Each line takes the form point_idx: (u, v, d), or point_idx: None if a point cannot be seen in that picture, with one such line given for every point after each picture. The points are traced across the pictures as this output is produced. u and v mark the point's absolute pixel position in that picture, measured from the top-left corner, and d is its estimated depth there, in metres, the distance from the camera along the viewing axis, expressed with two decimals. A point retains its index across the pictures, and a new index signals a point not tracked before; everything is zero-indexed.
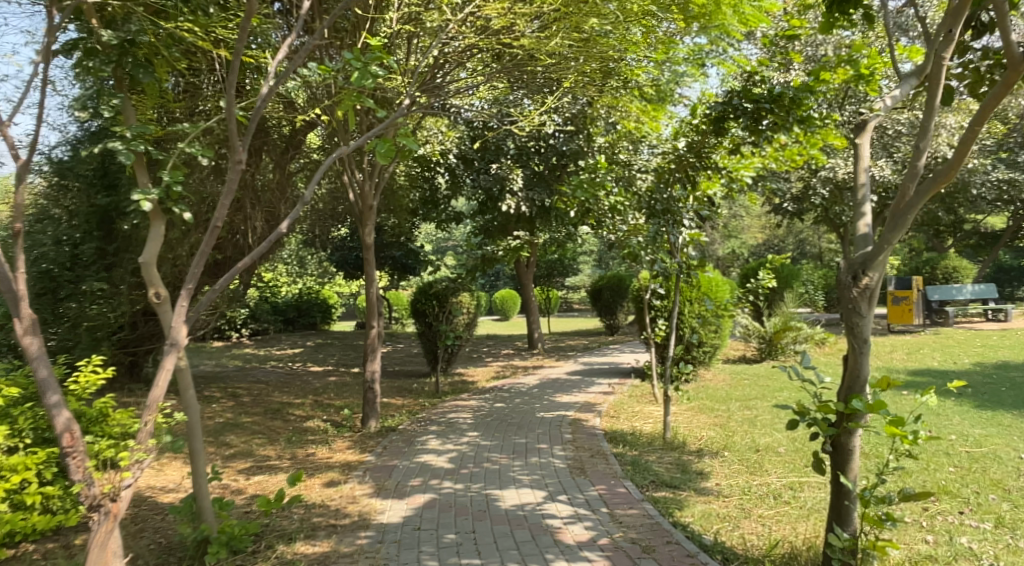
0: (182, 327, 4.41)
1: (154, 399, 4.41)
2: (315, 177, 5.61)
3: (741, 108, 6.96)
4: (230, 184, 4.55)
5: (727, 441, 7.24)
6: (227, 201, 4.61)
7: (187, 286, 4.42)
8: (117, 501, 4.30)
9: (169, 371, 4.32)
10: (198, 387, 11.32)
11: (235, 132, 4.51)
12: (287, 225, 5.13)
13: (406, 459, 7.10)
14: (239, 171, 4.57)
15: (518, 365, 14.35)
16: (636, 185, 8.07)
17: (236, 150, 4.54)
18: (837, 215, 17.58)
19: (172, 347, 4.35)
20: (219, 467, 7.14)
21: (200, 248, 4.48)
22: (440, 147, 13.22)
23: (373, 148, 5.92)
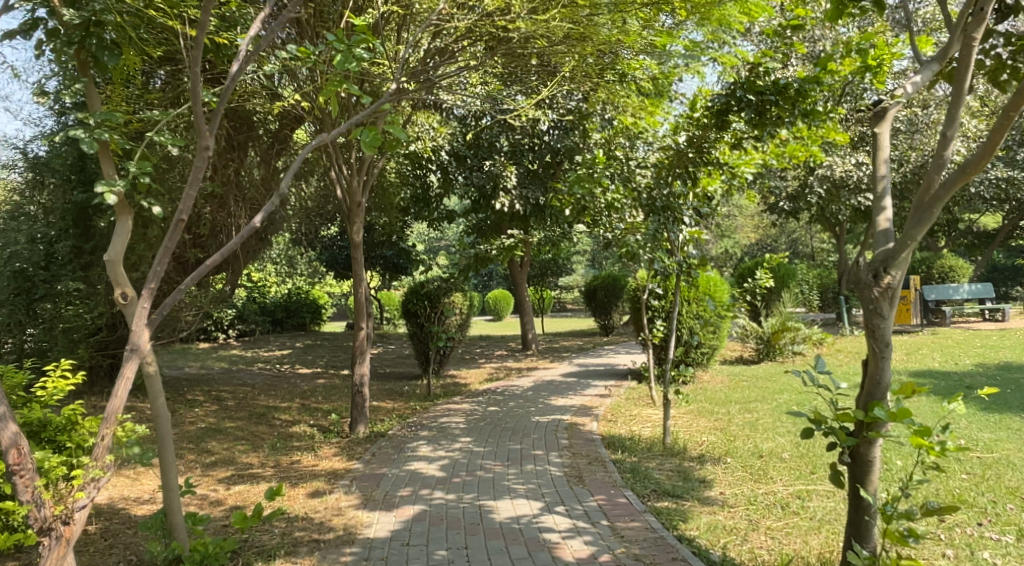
0: (144, 329, 4.08)
1: (112, 411, 4.12)
2: (291, 168, 5.23)
3: (743, 99, 6.63)
4: (196, 172, 4.22)
5: (730, 446, 6.96)
6: (193, 191, 4.27)
7: (149, 285, 4.09)
8: (70, 524, 4.06)
9: (130, 380, 3.98)
10: (182, 391, 10.99)
11: (201, 114, 4.21)
12: (261, 218, 4.70)
13: (395, 467, 6.81)
14: (207, 158, 4.25)
15: (511, 367, 14.05)
16: (633, 181, 7.78)
17: (203, 136, 4.24)
18: (834, 214, 17.42)
19: (133, 352, 4.04)
20: (199, 477, 6.84)
21: (164, 244, 4.16)
22: (432, 143, 12.89)
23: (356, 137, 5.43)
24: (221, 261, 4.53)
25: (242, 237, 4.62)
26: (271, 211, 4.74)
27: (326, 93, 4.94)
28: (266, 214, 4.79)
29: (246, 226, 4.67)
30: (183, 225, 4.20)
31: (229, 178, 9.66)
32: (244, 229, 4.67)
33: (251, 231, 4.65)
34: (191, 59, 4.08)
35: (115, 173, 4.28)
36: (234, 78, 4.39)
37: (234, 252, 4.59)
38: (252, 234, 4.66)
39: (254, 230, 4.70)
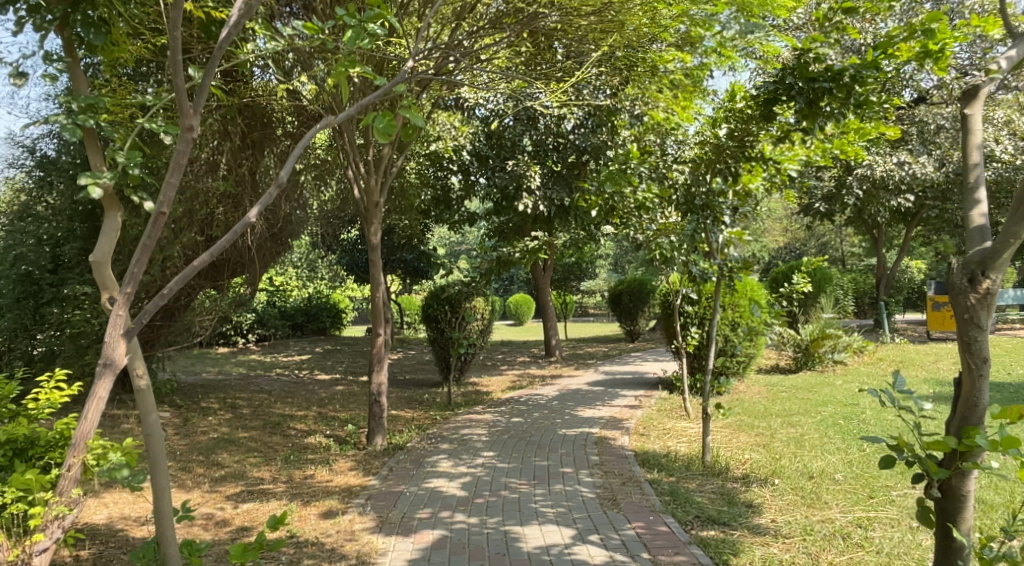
0: (123, 338, 3.67)
1: (81, 436, 3.73)
2: (292, 154, 4.51)
3: (795, 88, 6.10)
4: (179, 157, 3.75)
5: (776, 467, 6.44)
6: (175, 181, 3.79)
7: (125, 290, 3.64)
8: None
9: (102, 400, 3.65)
10: (195, 398, 10.60)
11: (182, 87, 3.75)
12: (256, 212, 4.16)
13: (414, 484, 6.34)
14: (189, 140, 3.80)
15: (535, 374, 13.56)
16: (670, 178, 7.30)
17: (185, 116, 3.78)
18: (871, 216, 16.82)
19: (107, 368, 3.62)
20: (206, 493, 6.41)
21: (142, 240, 3.69)
22: (452, 143, 12.34)
23: (369, 124, 4.76)
24: (214, 261, 4.03)
25: (234, 234, 4.10)
26: (268, 204, 4.21)
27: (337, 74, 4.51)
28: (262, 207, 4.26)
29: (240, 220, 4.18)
30: (163, 218, 3.70)
31: (249, 179, 9.23)
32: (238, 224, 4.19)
33: (245, 227, 4.15)
34: (171, 22, 3.64)
35: (103, 163, 3.88)
36: (221, 46, 3.90)
37: (227, 249, 4.09)
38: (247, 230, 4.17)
39: (248, 225, 4.21)
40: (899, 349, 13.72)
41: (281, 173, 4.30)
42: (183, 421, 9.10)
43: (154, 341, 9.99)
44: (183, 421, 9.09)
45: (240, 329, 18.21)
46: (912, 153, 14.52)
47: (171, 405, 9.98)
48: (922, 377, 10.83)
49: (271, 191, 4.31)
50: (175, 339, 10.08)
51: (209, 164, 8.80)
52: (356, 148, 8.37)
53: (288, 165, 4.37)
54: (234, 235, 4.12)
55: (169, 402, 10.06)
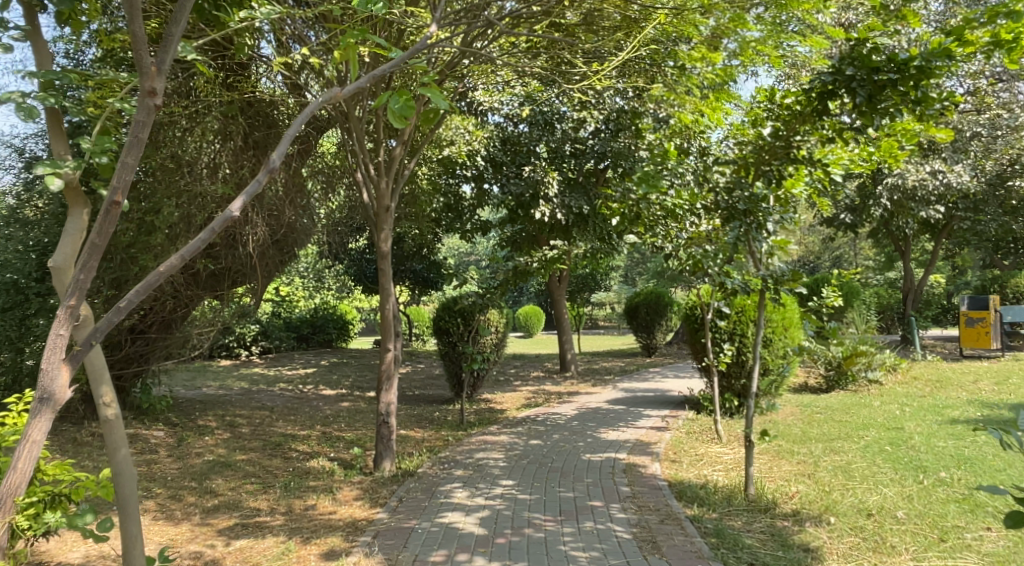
0: (66, 362, 3.03)
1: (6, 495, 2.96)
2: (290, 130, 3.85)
3: (856, 80, 5.43)
4: (138, 129, 3.11)
5: (829, 502, 5.81)
6: (136, 162, 3.14)
7: (66, 303, 2.99)
8: None
9: (38, 443, 3.00)
10: (193, 415, 9.97)
11: (141, 41, 3.14)
12: (240, 203, 3.54)
13: (426, 518, 5.73)
14: (152, 105, 3.16)
15: (551, 391, 12.92)
16: (711, 180, 6.53)
17: (146, 75, 3.14)
18: (899, 227, 16.22)
19: (45, 403, 2.99)
20: (196, 527, 5.80)
21: (91, 239, 3.04)
22: (467, 148, 12.01)
23: (384, 103, 4.11)
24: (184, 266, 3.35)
25: (208, 232, 3.43)
26: (253, 193, 3.58)
27: (346, 47, 4.27)
28: (247, 198, 3.63)
29: (220, 215, 3.53)
30: (117, 209, 3.05)
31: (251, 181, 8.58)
32: (216, 218, 3.53)
33: (225, 222, 3.49)
34: None
35: (68, 152, 3.32)
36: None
37: (200, 250, 3.41)
38: (227, 225, 3.51)
39: (230, 219, 3.56)
40: (933, 368, 13.08)
41: (272, 156, 3.68)
42: (178, 441, 8.48)
43: (147, 355, 9.37)
44: (177, 441, 8.47)
45: (243, 341, 17.62)
46: (946, 162, 13.94)
47: (166, 424, 9.36)
48: (965, 398, 10.22)
49: (258, 179, 3.66)
50: (171, 353, 9.52)
51: (208, 168, 8.08)
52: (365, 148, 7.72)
53: (281, 148, 3.75)
54: (209, 232, 3.45)
55: (164, 420, 9.44)
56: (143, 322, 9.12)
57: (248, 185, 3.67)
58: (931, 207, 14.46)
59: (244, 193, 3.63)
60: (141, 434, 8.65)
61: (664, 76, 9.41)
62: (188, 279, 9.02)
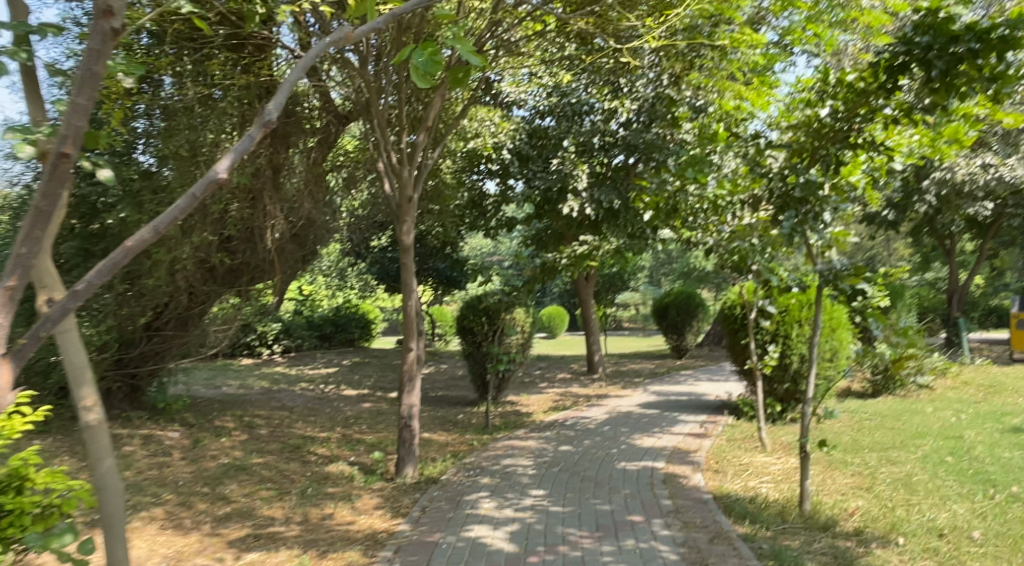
0: (7, 357, 2.58)
1: None
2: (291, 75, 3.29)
3: (931, 51, 4.92)
4: (92, 61, 2.63)
5: (896, 521, 5.38)
6: (93, 101, 2.66)
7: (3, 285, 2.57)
8: None
9: None
10: (209, 415, 9.51)
11: None
12: (225, 165, 3.01)
13: (453, 532, 5.27)
14: (110, 27, 2.65)
15: (579, 393, 12.44)
16: (763, 166, 6.03)
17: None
18: (944, 225, 15.62)
19: None
20: (206, 538, 5.38)
21: (36, 201, 2.61)
22: (491, 140, 11.73)
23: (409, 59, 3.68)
24: (157, 241, 2.83)
25: (188, 199, 2.87)
26: (243, 152, 3.00)
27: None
28: (236, 157, 3.05)
29: (204, 176, 3.00)
30: (66, 163, 2.62)
31: (268, 172, 8.18)
32: (199, 182, 2.97)
33: (208, 185, 2.95)
34: None
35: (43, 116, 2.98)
36: None
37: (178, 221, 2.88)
38: (210, 189, 2.96)
39: (216, 183, 3.03)
40: (984, 373, 12.50)
41: (267, 108, 3.15)
42: (193, 443, 8.03)
43: (163, 353, 8.71)
44: (192, 443, 8.01)
45: (264, 339, 17.26)
46: (996, 155, 13.36)
47: (180, 424, 8.90)
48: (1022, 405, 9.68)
49: (250, 135, 3.12)
50: (188, 350, 8.92)
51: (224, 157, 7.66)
52: (388, 134, 7.28)
53: (280, 98, 3.18)
54: (189, 198, 2.88)
55: (179, 420, 8.94)
56: (160, 320, 8.45)
57: (238, 142, 3.05)
58: (980, 203, 13.88)
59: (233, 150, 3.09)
60: (154, 435, 8.17)
61: (702, 61, 8.91)
62: (205, 275, 8.46)
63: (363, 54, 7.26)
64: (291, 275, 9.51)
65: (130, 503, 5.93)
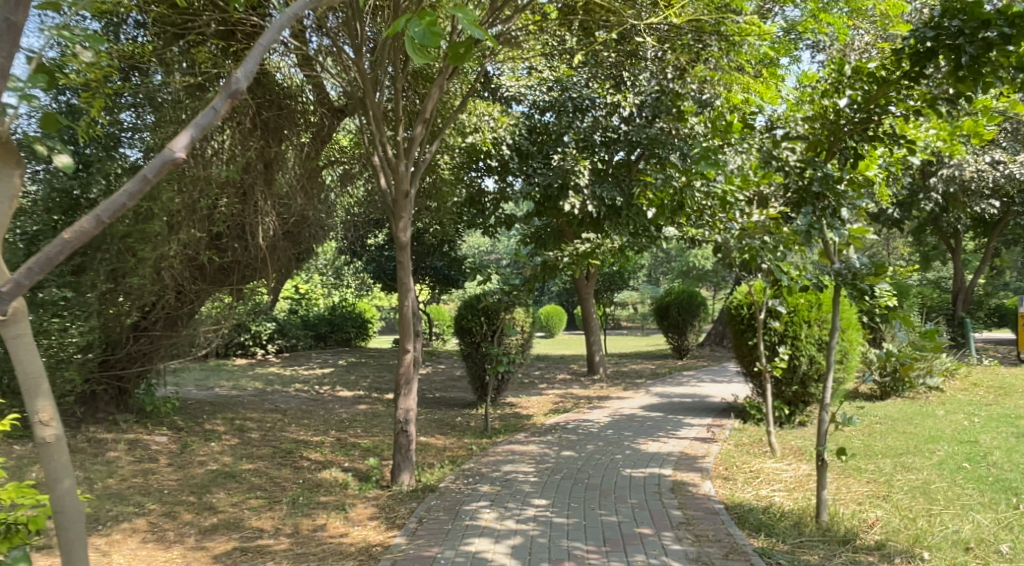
0: None
1: None
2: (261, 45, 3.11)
3: (961, 35, 4.63)
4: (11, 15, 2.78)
5: (919, 533, 5.12)
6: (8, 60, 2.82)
7: None
8: None
9: None
10: (199, 418, 9.17)
11: None
12: (181, 141, 2.88)
13: (451, 546, 5.00)
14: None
15: (580, 395, 12.14)
16: (778, 160, 5.69)
17: None
18: (949, 223, 15.38)
19: None
20: (189, 552, 5.08)
21: None
22: (492, 135, 10.65)
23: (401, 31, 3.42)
24: (100, 229, 2.77)
25: (137, 183, 2.79)
26: (201, 125, 2.91)
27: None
28: (196, 133, 2.95)
29: (160, 157, 2.84)
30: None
31: (258, 167, 7.89)
32: (154, 161, 2.84)
33: (160, 166, 2.82)
34: None
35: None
36: None
37: (126, 207, 2.79)
38: (164, 168, 2.83)
39: (173, 162, 2.88)
40: (992, 374, 12.26)
41: (233, 77, 3.03)
42: (181, 448, 7.70)
43: (151, 354, 8.40)
44: (180, 448, 7.71)
45: (258, 339, 16.93)
46: (1005, 152, 13.12)
47: (169, 427, 8.56)
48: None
49: (212, 108, 2.99)
50: (177, 351, 8.57)
51: (216, 155, 7.43)
52: (383, 125, 6.96)
53: (247, 67, 3.08)
54: (138, 182, 2.79)
55: (167, 424, 8.59)
56: (147, 319, 8.15)
57: (203, 115, 2.99)
58: (987, 201, 13.64)
59: (194, 124, 2.96)
60: (141, 440, 7.83)
61: (709, 54, 8.62)
62: (194, 273, 8.15)
63: (357, 43, 6.94)
64: (286, 273, 9.20)
65: (111, 514, 5.63)
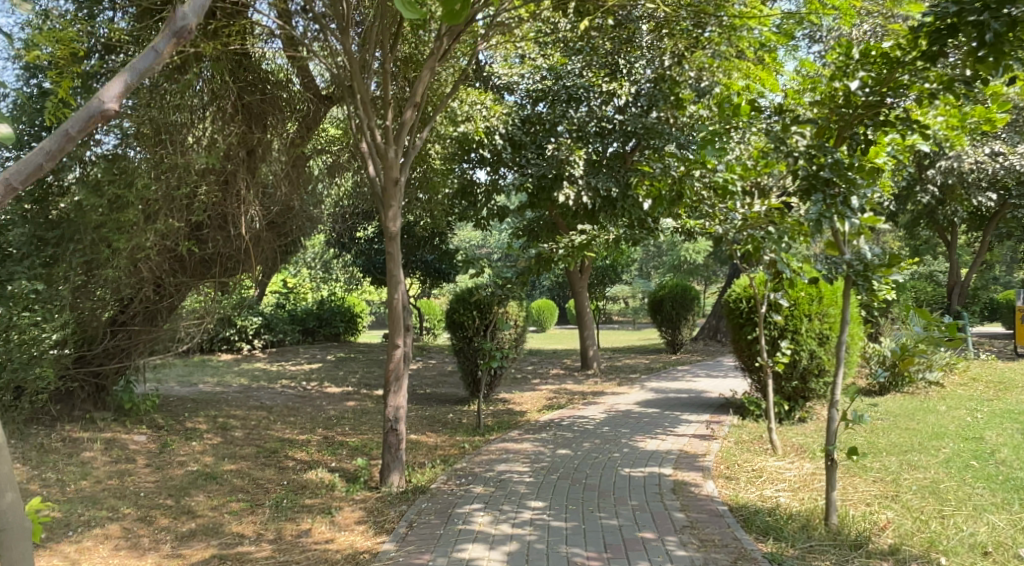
0: None
1: None
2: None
3: (984, 10, 4.37)
4: None
5: (933, 536, 4.89)
6: None
7: None
8: None
9: None
10: (181, 416, 8.85)
11: None
12: (111, 88, 2.72)
13: (444, 552, 4.75)
14: None
15: (573, 390, 11.89)
16: (787, 144, 5.40)
17: None
18: (946, 216, 15.20)
19: None
20: (165, 561, 4.79)
21: None
22: (485, 125, 10.35)
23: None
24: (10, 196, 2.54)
25: (55, 140, 2.59)
26: (136, 68, 2.78)
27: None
28: (131, 81, 2.82)
29: (86, 110, 2.68)
30: None
31: (240, 155, 7.57)
32: (80, 116, 2.66)
33: (86, 118, 2.66)
34: None
35: None
36: None
37: (40, 168, 2.57)
38: (91, 120, 2.67)
39: (101, 115, 2.71)
40: (991, 369, 12.08)
41: (181, 13, 2.90)
42: (161, 448, 7.39)
43: (130, 350, 8.10)
44: (160, 447, 7.40)
45: (244, 334, 16.58)
46: (1005, 143, 12.95)
47: (149, 426, 8.23)
48: None
49: (153, 50, 2.86)
50: (157, 347, 8.27)
51: (198, 143, 7.12)
52: (372, 109, 6.66)
53: (195, 2, 2.99)
54: (58, 138, 2.59)
55: (147, 422, 8.27)
56: (126, 314, 7.87)
57: (142, 60, 2.85)
58: (985, 193, 13.48)
59: (131, 71, 2.82)
60: (119, 439, 7.52)
61: (708, 39, 8.42)
62: (174, 266, 7.84)
63: (345, 24, 6.64)
64: (272, 266, 8.94)
65: (83, 519, 5.33)
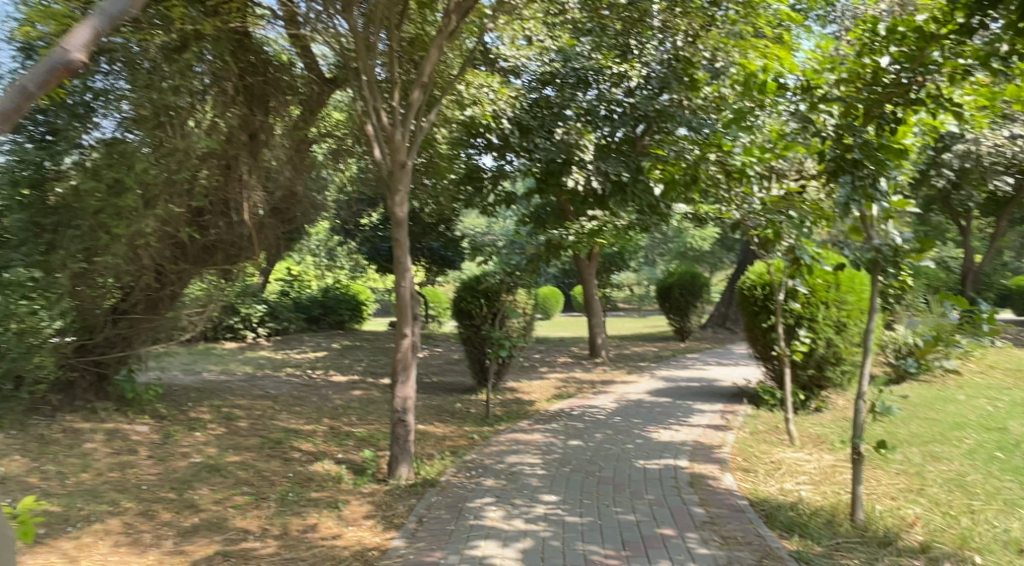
0: None
1: None
2: None
3: None
4: None
5: (964, 532, 4.71)
6: None
7: None
8: None
9: None
10: (184, 406, 8.68)
11: None
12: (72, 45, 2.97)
13: (456, 549, 4.58)
14: None
15: (582, 378, 11.70)
16: (816, 124, 5.31)
17: None
18: (960, 201, 14.95)
19: None
20: (167, 558, 4.63)
21: None
22: (492, 108, 10.12)
23: None
24: None
25: (19, 92, 2.82)
26: (95, 26, 3.08)
27: None
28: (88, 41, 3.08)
29: (48, 64, 2.93)
30: None
31: (243, 138, 7.38)
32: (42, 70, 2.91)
33: (49, 71, 2.90)
34: None
35: None
36: None
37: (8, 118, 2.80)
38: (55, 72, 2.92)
39: (63, 70, 2.96)
40: (1007, 356, 11.87)
41: None
42: (163, 439, 7.23)
43: (131, 339, 7.92)
44: (162, 438, 7.23)
45: (248, 322, 16.41)
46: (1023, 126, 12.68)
47: (152, 416, 8.06)
48: None
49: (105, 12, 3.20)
50: (160, 335, 8.09)
51: (199, 127, 6.93)
52: (377, 91, 6.48)
53: None
54: (21, 92, 2.83)
55: (150, 412, 8.09)
56: (127, 301, 7.65)
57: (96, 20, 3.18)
58: (1001, 177, 13.22)
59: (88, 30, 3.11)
60: (121, 430, 7.35)
61: None
62: (175, 252, 7.65)
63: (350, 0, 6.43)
64: (277, 253, 8.76)
65: (82, 513, 5.16)
